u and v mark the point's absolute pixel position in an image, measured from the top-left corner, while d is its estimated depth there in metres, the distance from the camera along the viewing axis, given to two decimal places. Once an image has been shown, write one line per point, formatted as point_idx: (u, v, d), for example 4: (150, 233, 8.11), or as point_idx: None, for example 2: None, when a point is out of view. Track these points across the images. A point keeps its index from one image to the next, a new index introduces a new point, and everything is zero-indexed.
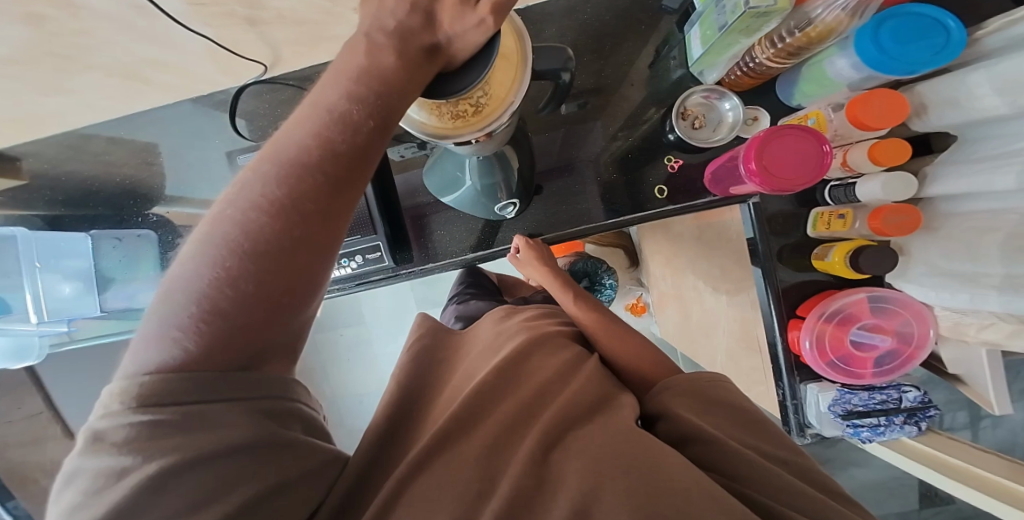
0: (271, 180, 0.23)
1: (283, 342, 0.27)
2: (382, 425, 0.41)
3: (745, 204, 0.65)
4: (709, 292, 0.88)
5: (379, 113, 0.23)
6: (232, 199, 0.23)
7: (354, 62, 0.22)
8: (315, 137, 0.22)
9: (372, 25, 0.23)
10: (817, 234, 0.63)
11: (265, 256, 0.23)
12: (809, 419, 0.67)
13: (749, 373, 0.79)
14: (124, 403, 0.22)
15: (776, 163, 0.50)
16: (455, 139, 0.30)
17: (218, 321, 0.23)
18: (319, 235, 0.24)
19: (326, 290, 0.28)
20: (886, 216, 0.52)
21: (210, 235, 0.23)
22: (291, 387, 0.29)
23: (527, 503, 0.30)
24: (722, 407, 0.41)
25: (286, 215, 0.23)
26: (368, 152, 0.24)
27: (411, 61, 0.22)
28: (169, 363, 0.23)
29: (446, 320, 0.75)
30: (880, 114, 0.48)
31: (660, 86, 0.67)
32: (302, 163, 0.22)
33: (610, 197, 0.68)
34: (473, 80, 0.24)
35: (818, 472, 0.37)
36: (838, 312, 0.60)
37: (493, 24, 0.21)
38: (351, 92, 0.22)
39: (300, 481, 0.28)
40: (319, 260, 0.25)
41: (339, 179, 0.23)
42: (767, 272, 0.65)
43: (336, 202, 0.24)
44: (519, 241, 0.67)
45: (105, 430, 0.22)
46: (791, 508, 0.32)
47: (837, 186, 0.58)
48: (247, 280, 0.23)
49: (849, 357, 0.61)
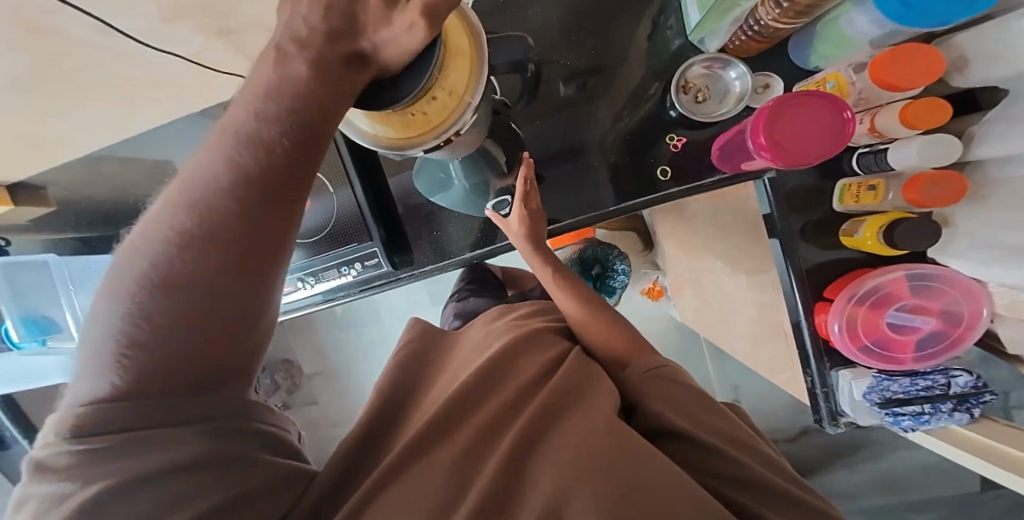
0: (187, 204, 0.22)
1: (233, 367, 0.26)
2: (365, 423, 0.40)
3: (760, 180, 0.60)
4: (727, 275, 0.82)
5: (296, 127, 0.21)
6: (146, 232, 0.23)
7: (266, 76, 0.21)
8: (225, 161, 0.21)
9: (285, 32, 0.20)
10: (845, 207, 0.57)
11: (182, 284, 0.23)
12: (842, 408, 0.63)
13: (774, 360, 0.76)
14: (60, 433, 0.23)
15: (789, 136, 0.45)
16: (418, 146, 0.31)
17: (142, 350, 0.23)
18: (243, 258, 0.23)
19: (272, 315, 0.27)
20: (924, 186, 0.46)
21: (127, 268, 0.23)
22: (249, 409, 0.28)
23: (500, 510, 0.29)
24: (689, 396, 0.41)
25: (198, 242, 0.22)
26: (300, 171, 0.22)
27: (326, 66, 0.20)
28: (100, 394, 0.23)
29: (445, 320, 0.74)
30: (910, 71, 0.40)
31: (661, 59, 0.61)
32: (213, 190, 0.21)
33: (616, 179, 0.63)
34: (413, 86, 0.24)
35: (771, 454, 0.39)
36: (872, 292, 0.55)
37: (426, 25, 0.19)
38: (260, 110, 0.21)
39: (259, 499, 0.27)
40: (254, 284, 0.24)
41: (255, 201, 0.22)
42: (788, 252, 0.60)
43: (258, 225, 0.23)
44: (521, 171, 0.57)
45: (46, 459, 0.22)
46: (764, 502, 0.33)
47: (866, 154, 0.52)
48: (164, 308, 0.23)
49: (886, 341, 0.57)
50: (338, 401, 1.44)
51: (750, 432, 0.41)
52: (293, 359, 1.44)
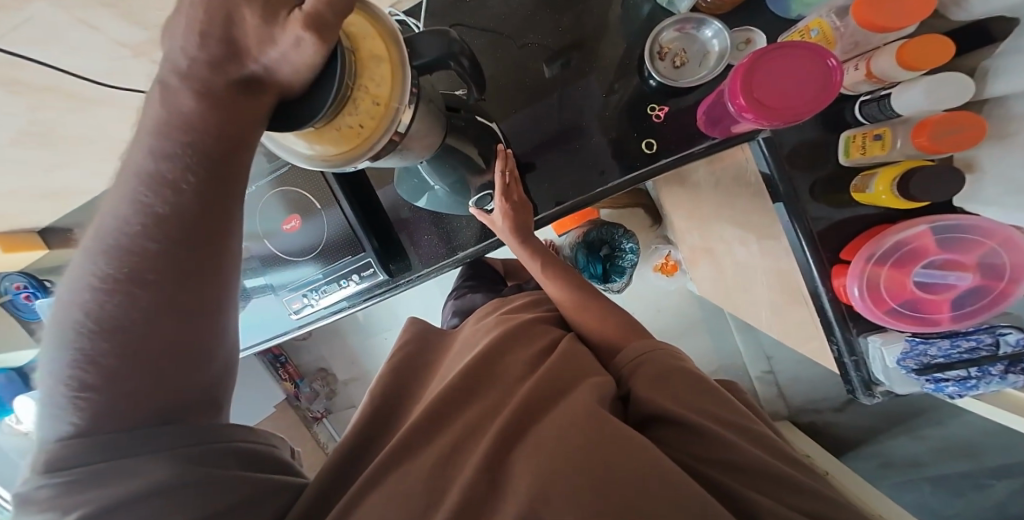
0: (113, 258, 0.25)
1: (191, 395, 0.28)
2: (359, 430, 0.42)
3: (755, 141, 0.55)
4: (736, 244, 0.78)
5: (197, 164, 0.23)
6: (78, 286, 0.26)
7: (155, 111, 0.22)
8: (134, 207, 0.24)
9: (170, 65, 0.21)
10: (853, 162, 0.51)
11: (120, 326, 0.26)
12: (875, 376, 0.54)
13: (800, 325, 0.69)
14: (39, 470, 0.26)
15: (770, 92, 0.41)
16: (359, 158, 0.31)
17: (93, 392, 0.25)
18: (172, 296, 0.26)
19: (220, 343, 0.30)
20: (933, 130, 0.41)
21: (68, 320, 0.26)
22: (223, 431, 0.30)
23: (478, 507, 0.30)
24: (675, 376, 0.40)
25: (124, 287, 0.25)
26: (215, 215, 0.25)
27: (217, 95, 0.21)
28: (65, 435, 0.26)
29: (446, 318, 0.78)
30: (897, 8, 0.40)
31: (633, 26, 0.59)
32: (130, 237, 0.24)
33: (620, 153, 0.60)
34: (325, 98, 0.24)
35: (770, 436, 0.37)
36: (893, 251, 0.49)
37: (312, 38, 0.19)
38: (153, 150, 0.22)
39: (244, 510, 0.29)
40: (188, 314, 0.27)
41: (170, 240, 0.25)
42: (795, 214, 0.54)
43: (180, 261, 0.26)
44: (498, 164, 0.58)
45: (28, 494, 0.25)
46: (756, 486, 0.31)
47: (869, 102, 0.48)
48: (106, 353, 0.25)
49: (918, 302, 0.49)
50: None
51: (750, 414, 0.39)
52: (328, 367, 1.51)
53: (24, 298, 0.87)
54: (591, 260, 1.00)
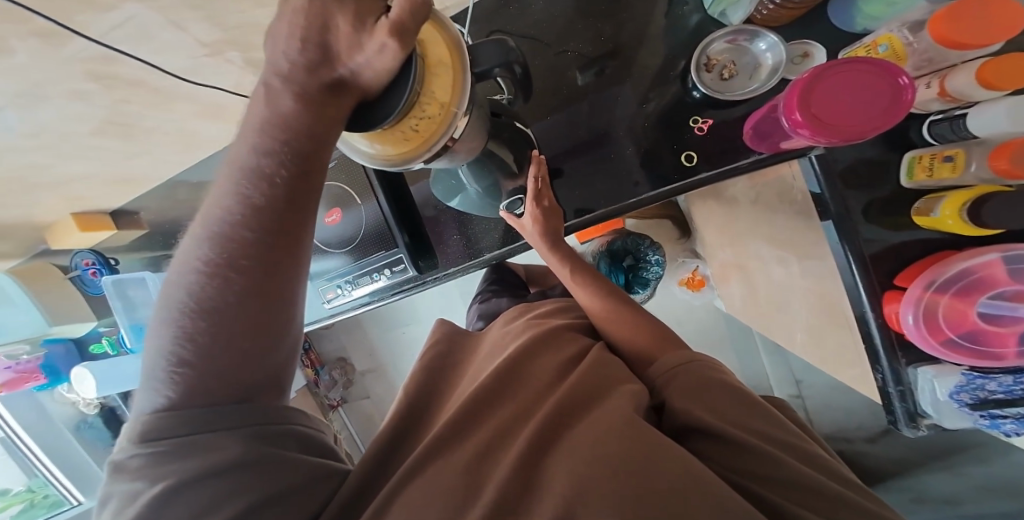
0: (214, 245, 0.27)
1: (265, 376, 0.31)
2: (388, 425, 0.43)
3: (806, 158, 0.53)
4: (770, 263, 0.76)
5: (291, 160, 0.24)
6: (183, 270, 0.29)
7: (254, 111, 0.24)
8: (236, 197, 0.26)
9: (269, 69, 0.22)
10: (916, 184, 0.49)
11: (215, 309, 0.28)
12: (922, 408, 0.51)
13: (837, 351, 0.66)
14: (132, 440, 0.28)
15: (831, 107, 0.39)
16: (416, 160, 0.32)
17: (188, 368, 0.28)
18: (260, 283, 0.28)
19: (292, 330, 0.32)
20: (1016, 153, 0.38)
21: (172, 301, 0.29)
22: (285, 414, 0.32)
23: (513, 508, 0.30)
24: (718, 390, 0.39)
25: (223, 272, 0.28)
26: (299, 208, 0.27)
27: (312, 98, 0.22)
28: (159, 408, 0.28)
29: (471, 320, 0.79)
30: (981, 26, 0.38)
31: (679, 37, 0.57)
32: (231, 226, 0.27)
33: (650, 165, 0.59)
34: (398, 101, 0.24)
35: (822, 457, 0.35)
36: (957, 278, 0.45)
37: (396, 45, 0.20)
38: (255, 145, 0.24)
39: (299, 493, 0.30)
40: (272, 302, 0.29)
41: (263, 230, 0.27)
42: (845, 234, 0.52)
43: (267, 251, 0.27)
44: (531, 170, 0.57)
45: (121, 462, 0.28)
46: (811, 506, 0.30)
47: (939, 121, 0.46)
48: (203, 331, 0.28)
49: (979, 334, 0.46)
50: (390, 395, 1.55)
51: (794, 430, 0.38)
52: (348, 357, 1.55)
53: (92, 274, 0.95)
54: (614, 270, 0.98)
